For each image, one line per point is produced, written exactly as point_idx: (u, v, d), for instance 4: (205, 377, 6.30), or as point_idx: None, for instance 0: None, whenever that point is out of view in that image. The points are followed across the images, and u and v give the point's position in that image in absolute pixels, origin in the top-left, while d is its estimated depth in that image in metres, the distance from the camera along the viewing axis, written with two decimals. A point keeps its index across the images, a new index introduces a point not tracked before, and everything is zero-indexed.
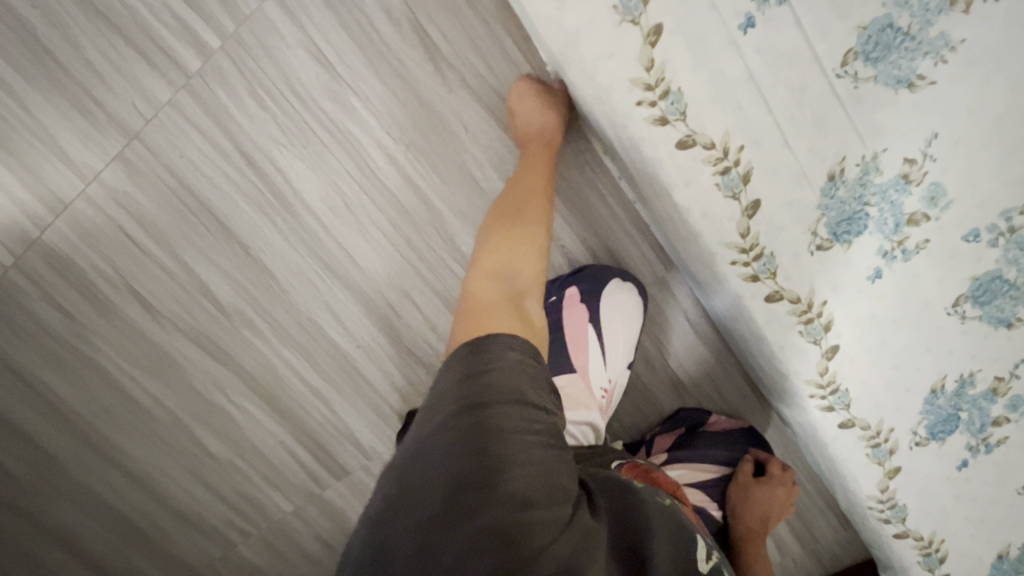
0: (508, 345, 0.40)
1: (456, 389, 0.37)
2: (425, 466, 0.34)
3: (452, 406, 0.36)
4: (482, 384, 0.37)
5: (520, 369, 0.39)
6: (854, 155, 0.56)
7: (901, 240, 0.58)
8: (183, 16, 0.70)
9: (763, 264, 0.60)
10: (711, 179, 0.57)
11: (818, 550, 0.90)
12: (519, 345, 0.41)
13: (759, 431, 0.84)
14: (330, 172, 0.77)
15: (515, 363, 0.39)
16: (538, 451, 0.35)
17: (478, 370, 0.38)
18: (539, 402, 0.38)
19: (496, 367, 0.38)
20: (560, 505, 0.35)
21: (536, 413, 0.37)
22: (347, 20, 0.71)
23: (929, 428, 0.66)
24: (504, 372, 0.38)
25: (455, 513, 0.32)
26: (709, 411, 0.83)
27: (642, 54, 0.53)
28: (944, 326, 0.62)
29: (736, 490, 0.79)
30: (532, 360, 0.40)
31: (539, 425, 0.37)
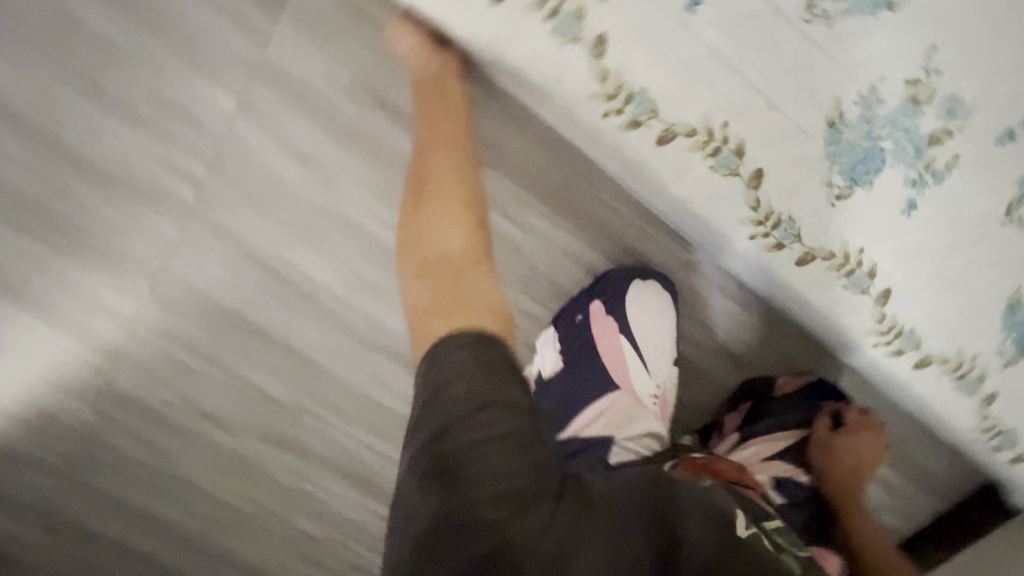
0: (455, 345, 0.36)
1: (421, 409, 0.35)
2: (408, 496, 0.34)
3: (420, 428, 0.34)
4: (442, 399, 0.34)
5: (478, 368, 0.35)
6: (849, 93, 0.52)
7: (928, 163, 0.53)
8: (168, 154, 0.74)
9: (784, 230, 0.57)
10: (703, 164, 0.55)
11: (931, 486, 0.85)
12: (464, 343, 0.36)
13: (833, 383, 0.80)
14: (340, 253, 0.79)
15: (470, 362, 0.35)
16: (512, 454, 0.33)
17: (436, 382, 0.35)
18: (507, 397, 0.34)
19: (450, 376, 0.34)
20: (540, 504, 0.33)
21: (503, 414, 0.34)
22: (311, 111, 0.73)
23: (1017, 344, 0.61)
24: (460, 380, 0.34)
25: (433, 539, 0.31)
26: (772, 377, 0.79)
27: (592, 67, 0.52)
28: (1005, 238, 0.56)
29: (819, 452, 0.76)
30: (489, 348, 0.36)
31: (508, 423, 0.34)
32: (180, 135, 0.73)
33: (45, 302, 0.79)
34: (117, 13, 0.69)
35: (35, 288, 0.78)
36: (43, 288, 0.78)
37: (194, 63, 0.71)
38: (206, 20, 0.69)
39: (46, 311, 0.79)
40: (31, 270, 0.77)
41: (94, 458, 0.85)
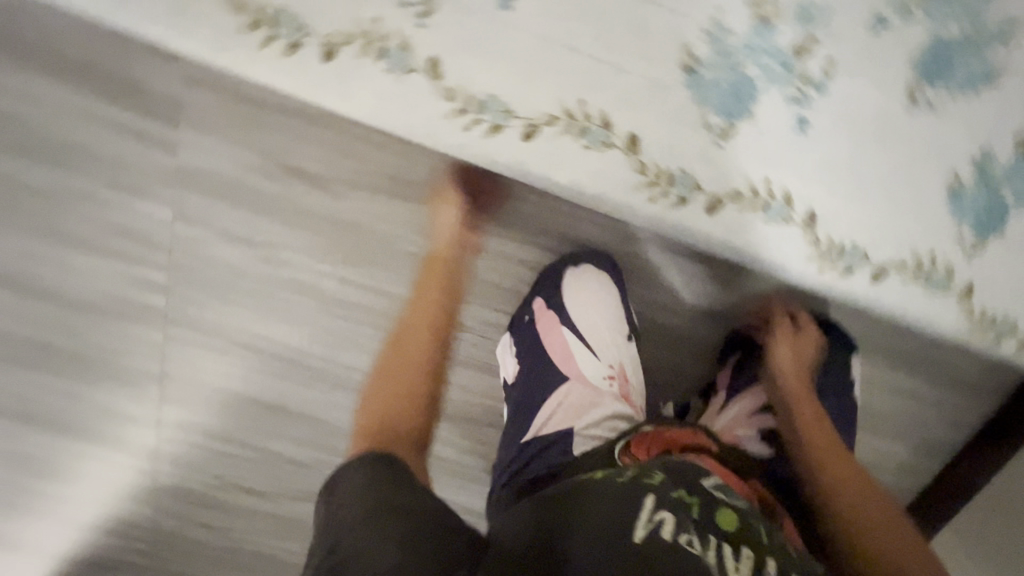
0: (358, 470, 0.43)
1: (322, 538, 0.40)
2: None
3: (319, 554, 0.39)
4: (338, 520, 0.40)
5: (370, 484, 0.41)
6: (696, 34, 0.51)
7: (804, 77, 0.51)
8: (132, 272, 0.80)
9: (680, 184, 0.55)
10: (575, 145, 0.54)
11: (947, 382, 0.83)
12: (365, 463, 0.43)
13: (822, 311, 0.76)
14: (307, 318, 0.82)
15: (362, 479, 0.42)
16: (389, 545, 0.36)
17: (335, 511, 0.41)
18: (393, 500, 0.40)
19: (346, 496, 0.41)
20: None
21: (386, 511, 0.39)
22: (237, 197, 0.76)
23: (975, 228, 0.56)
24: (352, 498, 0.41)
25: None
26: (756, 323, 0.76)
27: (435, 90, 0.52)
28: (916, 124, 0.53)
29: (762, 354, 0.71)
30: (385, 467, 0.43)
31: (389, 521, 0.38)
32: (136, 252, 0.79)
33: (84, 424, 0.88)
34: (40, 165, 0.73)
35: (73, 413, 0.87)
36: (79, 412, 0.87)
37: (122, 185, 0.75)
38: (117, 146, 0.73)
39: (88, 431, 0.89)
40: (64, 400, 0.87)
41: (168, 547, 0.94)
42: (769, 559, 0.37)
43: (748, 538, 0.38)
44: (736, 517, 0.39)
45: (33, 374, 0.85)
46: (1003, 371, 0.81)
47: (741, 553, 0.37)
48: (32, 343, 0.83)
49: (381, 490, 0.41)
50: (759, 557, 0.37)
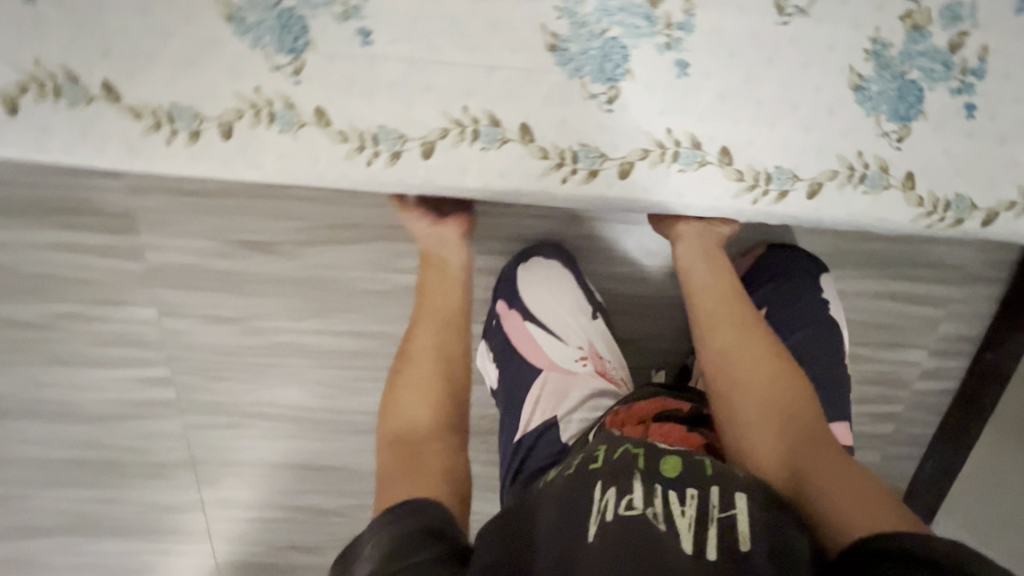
0: (368, 536, 0.42)
1: None
2: None
3: None
4: None
5: (379, 545, 0.40)
6: (549, 14, 0.51)
7: (667, 23, 0.51)
8: (137, 375, 0.86)
9: (585, 157, 0.56)
10: (474, 149, 0.56)
11: (937, 275, 0.81)
12: (375, 527, 0.42)
13: (783, 242, 0.78)
14: (303, 376, 0.86)
15: (375, 541, 0.41)
16: None
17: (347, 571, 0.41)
18: (408, 555, 0.39)
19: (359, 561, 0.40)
20: None
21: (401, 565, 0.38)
22: (207, 281, 0.81)
23: (895, 117, 0.54)
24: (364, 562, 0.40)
25: None
26: None
27: (332, 135, 0.55)
28: (797, 34, 0.52)
29: (695, 269, 0.65)
30: (396, 521, 0.42)
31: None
32: (136, 355, 0.85)
33: (135, 523, 0.94)
34: (33, 300, 0.80)
35: (122, 516, 0.94)
36: (127, 514, 0.93)
37: (104, 299, 0.81)
38: (91, 265, 0.79)
39: (140, 528, 0.94)
40: (112, 506, 0.93)
41: None
42: (714, 488, 0.41)
43: (693, 478, 0.42)
44: (681, 463, 0.44)
45: (79, 489, 0.92)
46: (994, 249, 0.78)
47: (686, 494, 0.41)
48: (71, 461, 0.90)
49: (391, 544, 0.40)
50: (703, 493, 0.41)
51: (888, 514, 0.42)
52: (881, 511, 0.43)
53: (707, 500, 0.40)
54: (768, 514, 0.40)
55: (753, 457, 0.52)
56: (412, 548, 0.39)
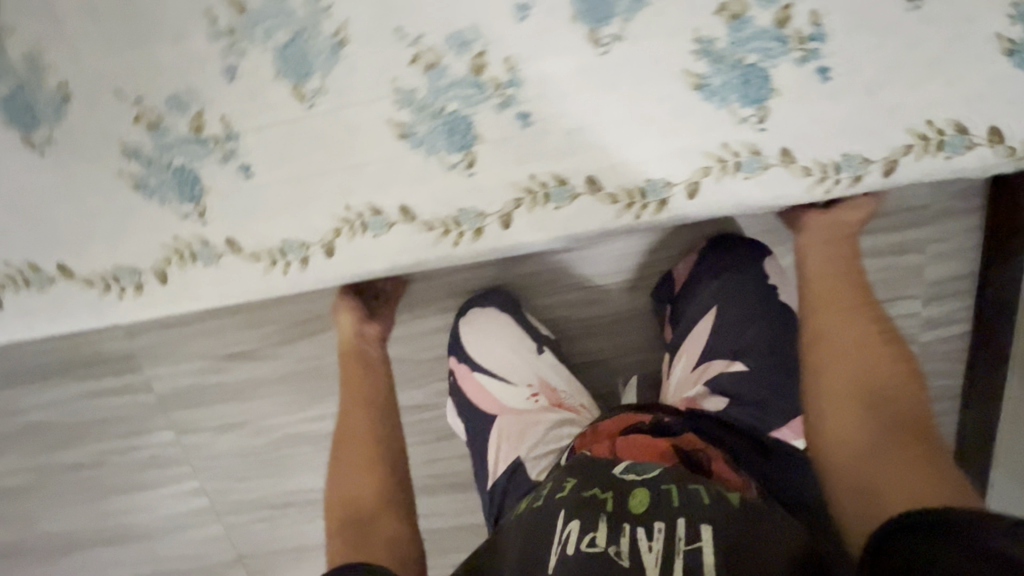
0: None
1: None
2: None
3: None
4: None
5: None
6: (391, 108, 0.55)
7: (496, 84, 0.54)
8: (173, 490, 0.94)
9: (466, 219, 0.60)
10: (369, 238, 0.61)
11: (900, 221, 0.77)
12: None
13: (717, 236, 0.78)
14: (315, 462, 0.91)
15: None
16: None
17: None
18: None
19: None
20: None
21: None
22: (205, 397, 0.88)
23: (748, 103, 0.54)
24: None
25: None
26: (668, 274, 0.80)
27: (248, 256, 0.62)
28: (623, 58, 0.53)
29: (811, 249, 0.63)
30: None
31: None
32: (167, 473, 0.93)
33: None
34: (74, 446, 0.91)
35: None
36: None
37: (129, 431, 0.90)
38: (110, 405, 0.88)
39: None
40: None
41: None
42: (680, 522, 0.43)
43: (660, 512, 0.44)
44: (649, 497, 0.46)
45: None
46: (951, 181, 0.73)
47: (653, 529, 0.43)
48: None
49: None
50: (669, 526, 0.43)
51: (945, 487, 0.45)
52: (938, 490, 0.45)
53: (673, 535, 0.43)
54: (734, 541, 0.42)
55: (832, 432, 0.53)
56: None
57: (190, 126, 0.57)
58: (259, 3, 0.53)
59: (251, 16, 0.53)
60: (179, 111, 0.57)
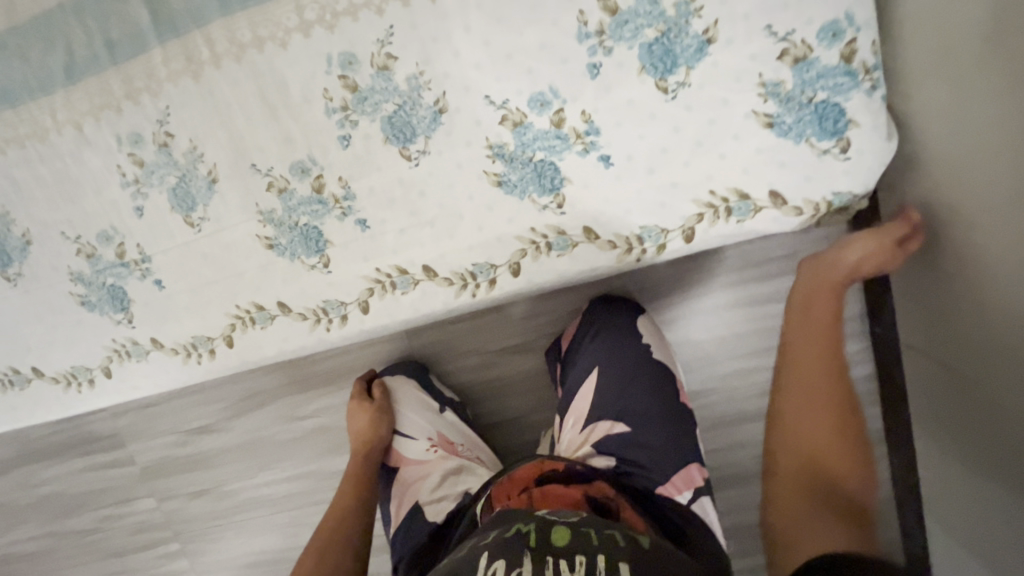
0: None
1: None
2: None
3: None
4: None
5: None
6: (259, 225, 0.68)
7: (335, 198, 0.66)
8: (156, 555, 1.06)
9: (332, 308, 0.70)
10: (258, 330, 0.72)
11: (770, 271, 0.77)
12: None
13: (597, 295, 0.82)
14: (270, 525, 1.01)
15: None
16: None
17: None
18: None
19: None
20: None
21: None
22: (176, 467, 1.01)
23: (545, 192, 0.62)
24: None
25: None
26: (557, 335, 0.84)
27: (168, 351, 0.75)
28: (432, 167, 0.63)
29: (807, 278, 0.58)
30: None
31: None
32: (150, 539, 1.06)
33: None
34: (80, 513, 1.07)
35: None
36: None
37: (121, 500, 1.05)
38: (103, 477, 1.04)
39: None
40: None
41: None
42: (599, 557, 0.42)
43: (581, 547, 0.43)
44: (568, 530, 0.44)
45: None
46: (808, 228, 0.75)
47: (575, 561, 0.41)
48: None
49: None
50: (591, 560, 0.41)
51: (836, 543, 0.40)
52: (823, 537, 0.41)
53: (594, 569, 0.41)
54: None
55: (774, 463, 0.49)
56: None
57: (115, 253, 0.72)
58: (153, 158, 0.67)
59: (148, 168, 0.68)
60: (108, 243, 0.72)
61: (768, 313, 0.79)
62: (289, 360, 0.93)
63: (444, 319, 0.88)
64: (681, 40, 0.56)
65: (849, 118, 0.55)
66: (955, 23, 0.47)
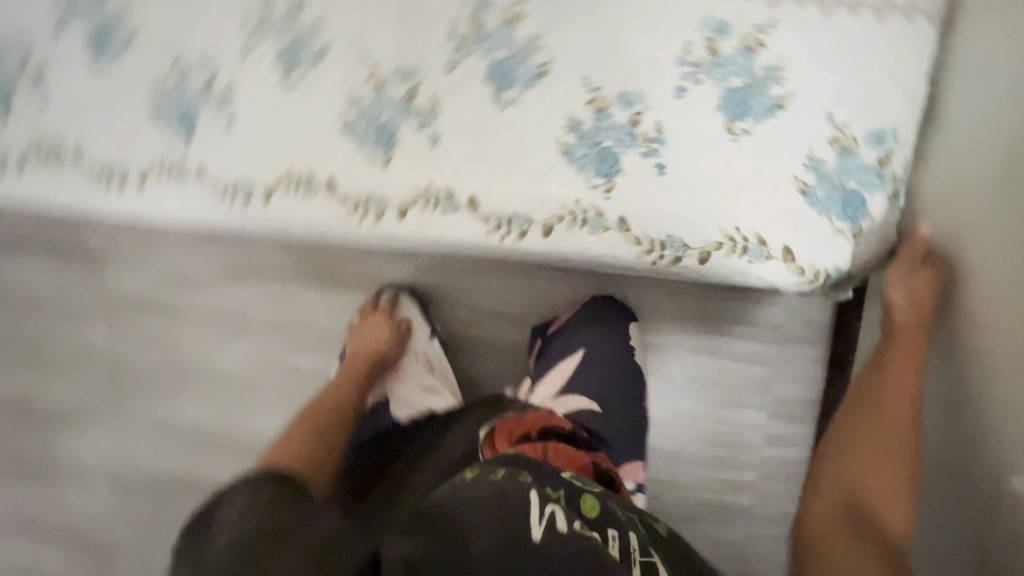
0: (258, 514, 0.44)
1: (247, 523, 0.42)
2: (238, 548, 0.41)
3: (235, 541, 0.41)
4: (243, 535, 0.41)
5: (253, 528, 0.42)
6: (344, 106, 0.74)
7: (420, 109, 0.73)
8: (82, 386, 1.05)
9: (374, 203, 0.75)
10: (299, 198, 0.77)
11: (754, 332, 0.85)
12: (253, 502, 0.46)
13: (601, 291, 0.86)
14: (209, 397, 1.02)
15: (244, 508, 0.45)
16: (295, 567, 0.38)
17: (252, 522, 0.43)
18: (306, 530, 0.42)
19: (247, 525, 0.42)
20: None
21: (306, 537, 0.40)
22: (145, 309, 1.02)
23: (599, 175, 0.70)
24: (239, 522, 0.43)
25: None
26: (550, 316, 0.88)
27: (210, 187, 0.80)
28: (515, 117, 0.71)
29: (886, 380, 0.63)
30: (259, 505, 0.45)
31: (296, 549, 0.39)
32: (85, 369, 1.05)
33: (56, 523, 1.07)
34: (23, 317, 1.05)
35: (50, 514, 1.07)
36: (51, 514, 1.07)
37: (73, 321, 1.04)
38: (66, 291, 1.03)
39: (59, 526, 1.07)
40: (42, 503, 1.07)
41: None
42: (631, 534, 0.44)
43: (611, 522, 0.44)
44: (598, 501, 0.46)
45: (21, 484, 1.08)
46: (799, 307, 0.83)
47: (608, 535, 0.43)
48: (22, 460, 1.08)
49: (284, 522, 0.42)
50: (624, 539, 0.43)
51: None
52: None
53: (628, 545, 0.43)
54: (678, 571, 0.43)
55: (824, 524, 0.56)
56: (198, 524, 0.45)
57: (203, 81, 0.77)
58: (278, 12, 0.74)
59: (268, 19, 0.74)
60: (201, 69, 0.77)
61: (740, 369, 0.86)
62: (297, 248, 0.96)
63: (451, 262, 0.91)
64: (758, 95, 0.66)
65: (867, 211, 0.65)
66: (963, 154, 0.59)
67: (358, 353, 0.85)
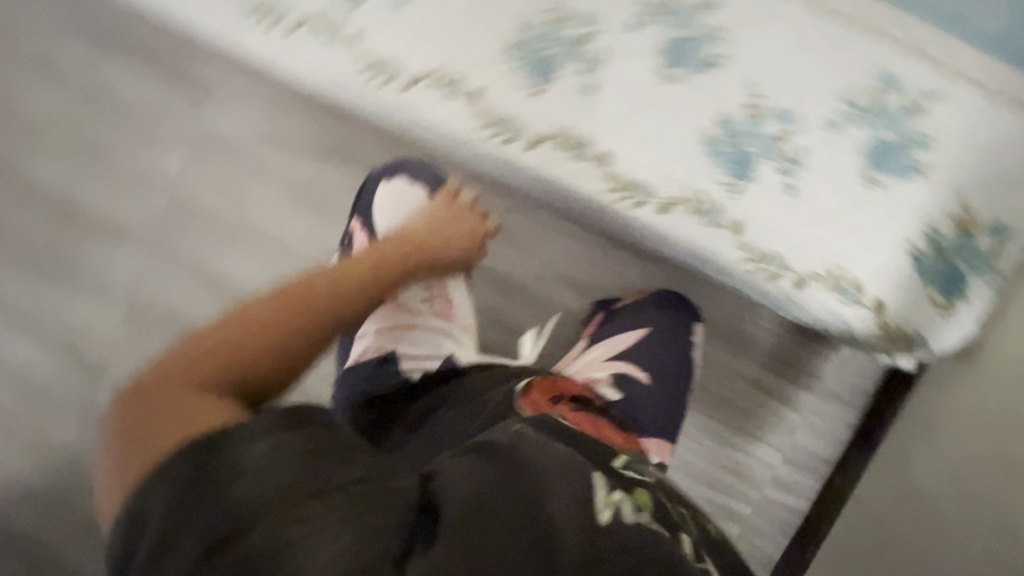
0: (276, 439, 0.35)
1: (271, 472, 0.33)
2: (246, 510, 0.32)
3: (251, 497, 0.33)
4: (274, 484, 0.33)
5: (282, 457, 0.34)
6: (517, 27, 0.76)
7: (588, 56, 0.75)
8: (133, 202, 1.03)
9: (510, 125, 0.76)
10: (439, 94, 0.78)
11: (800, 377, 0.87)
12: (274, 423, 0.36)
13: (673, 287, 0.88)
14: (253, 257, 1.00)
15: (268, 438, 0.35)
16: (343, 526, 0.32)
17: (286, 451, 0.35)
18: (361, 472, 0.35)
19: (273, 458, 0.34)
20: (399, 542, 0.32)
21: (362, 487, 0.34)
22: (228, 153, 1.01)
23: (731, 173, 0.72)
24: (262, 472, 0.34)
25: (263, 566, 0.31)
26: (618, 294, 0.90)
27: (355, 53, 0.80)
28: (674, 93, 0.73)
29: None
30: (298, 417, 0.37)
31: (341, 496, 0.33)
32: (144, 186, 1.03)
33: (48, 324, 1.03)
34: (104, 119, 1.03)
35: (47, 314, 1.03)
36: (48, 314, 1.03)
37: (152, 138, 1.03)
38: (159, 109, 1.02)
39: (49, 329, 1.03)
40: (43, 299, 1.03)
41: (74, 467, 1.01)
42: (685, 537, 0.42)
43: (665, 519, 0.42)
44: (651, 498, 0.44)
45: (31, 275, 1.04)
46: (851, 368, 0.86)
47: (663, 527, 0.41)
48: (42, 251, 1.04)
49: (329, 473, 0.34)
50: (677, 538, 0.41)
51: None
52: None
53: (680, 544, 0.41)
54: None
55: None
56: (206, 450, 0.35)
57: None
58: None
59: None
60: None
61: (774, 407, 0.88)
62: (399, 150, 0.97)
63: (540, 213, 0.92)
64: (902, 153, 0.69)
65: (965, 293, 0.68)
66: None
67: (425, 239, 0.65)
